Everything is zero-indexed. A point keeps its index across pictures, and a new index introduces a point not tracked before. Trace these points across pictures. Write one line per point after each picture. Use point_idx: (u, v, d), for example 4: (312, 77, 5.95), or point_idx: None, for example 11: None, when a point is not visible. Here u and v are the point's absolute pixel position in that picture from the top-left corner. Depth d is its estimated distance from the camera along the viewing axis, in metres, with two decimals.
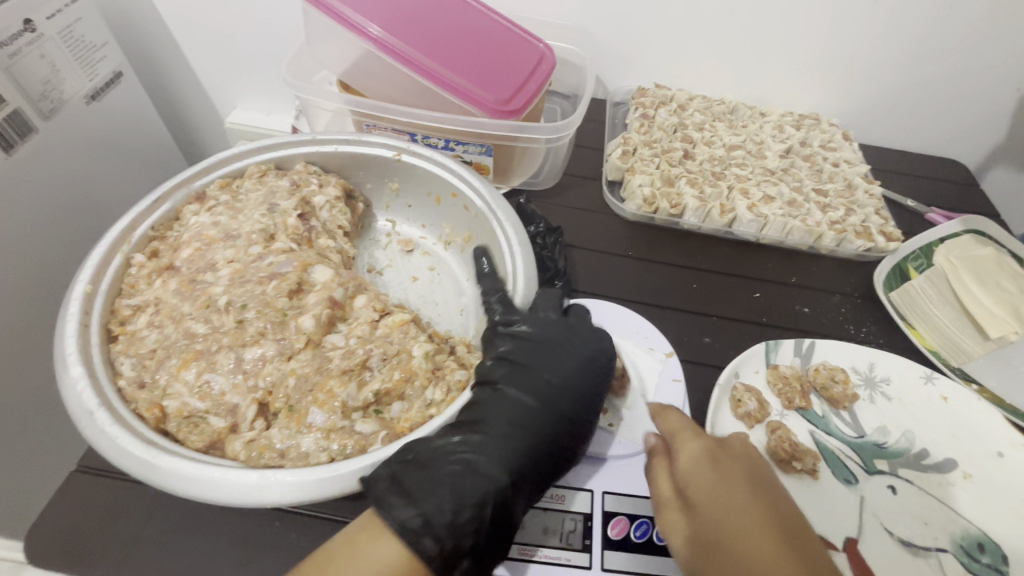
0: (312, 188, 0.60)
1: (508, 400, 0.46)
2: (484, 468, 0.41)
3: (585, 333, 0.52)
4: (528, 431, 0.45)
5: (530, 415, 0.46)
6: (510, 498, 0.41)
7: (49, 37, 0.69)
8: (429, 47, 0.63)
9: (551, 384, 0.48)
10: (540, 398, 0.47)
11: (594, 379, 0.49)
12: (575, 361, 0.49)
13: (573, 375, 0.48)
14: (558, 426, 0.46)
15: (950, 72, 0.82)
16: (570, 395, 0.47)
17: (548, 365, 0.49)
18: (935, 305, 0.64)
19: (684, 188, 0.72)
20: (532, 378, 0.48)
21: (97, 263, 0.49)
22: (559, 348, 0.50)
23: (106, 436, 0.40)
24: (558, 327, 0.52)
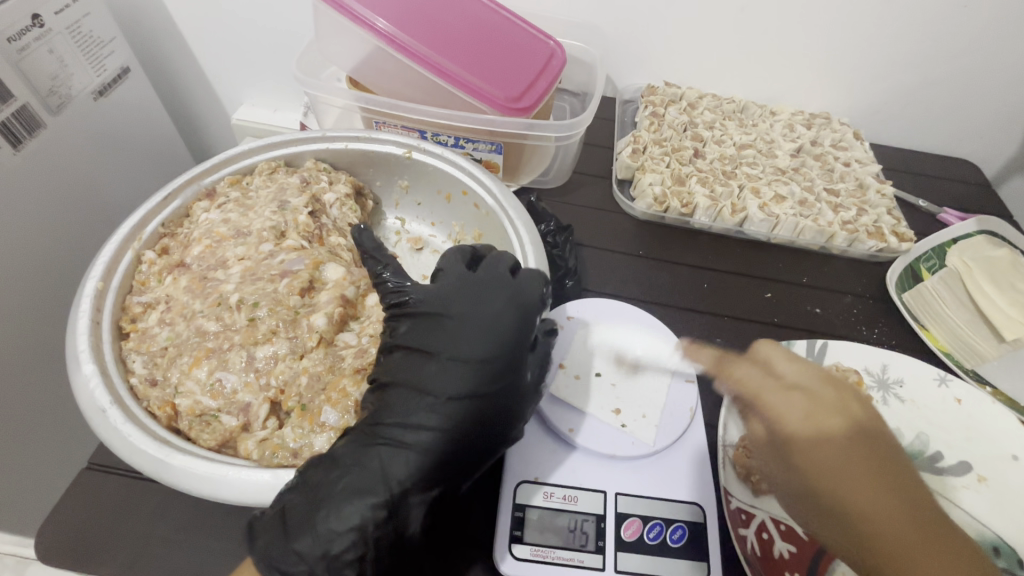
0: (322, 185, 0.59)
1: (398, 396, 0.42)
2: (364, 484, 0.39)
3: (489, 297, 0.45)
4: (422, 432, 0.40)
5: (422, 410, 0.41)
6: (399, 510, 0.39)
7: (57, 32, 0.68)
8: (440, 44, 0.63)
9: (449, 367, 0.42)
10: (432, 386, 0.42)
11: (494, 357, 0.42)
12: (474, 336, 0.43)
13: (471, 351, 0.42)
14: (456, 419, 0.41)
15: (963, 71, 0.81)
16: (464, 379, 0.42)
17: (444, 344, 0.43)
18: (948, 307, 0.64)
19: (695, 187, 0.72)
20: (429, 362, 0.43)
21: (109, 260, 0.49)
22: (458, 321, 0.44)
23: (119, 434, 0.39)
24: (455, 298, 0.45)
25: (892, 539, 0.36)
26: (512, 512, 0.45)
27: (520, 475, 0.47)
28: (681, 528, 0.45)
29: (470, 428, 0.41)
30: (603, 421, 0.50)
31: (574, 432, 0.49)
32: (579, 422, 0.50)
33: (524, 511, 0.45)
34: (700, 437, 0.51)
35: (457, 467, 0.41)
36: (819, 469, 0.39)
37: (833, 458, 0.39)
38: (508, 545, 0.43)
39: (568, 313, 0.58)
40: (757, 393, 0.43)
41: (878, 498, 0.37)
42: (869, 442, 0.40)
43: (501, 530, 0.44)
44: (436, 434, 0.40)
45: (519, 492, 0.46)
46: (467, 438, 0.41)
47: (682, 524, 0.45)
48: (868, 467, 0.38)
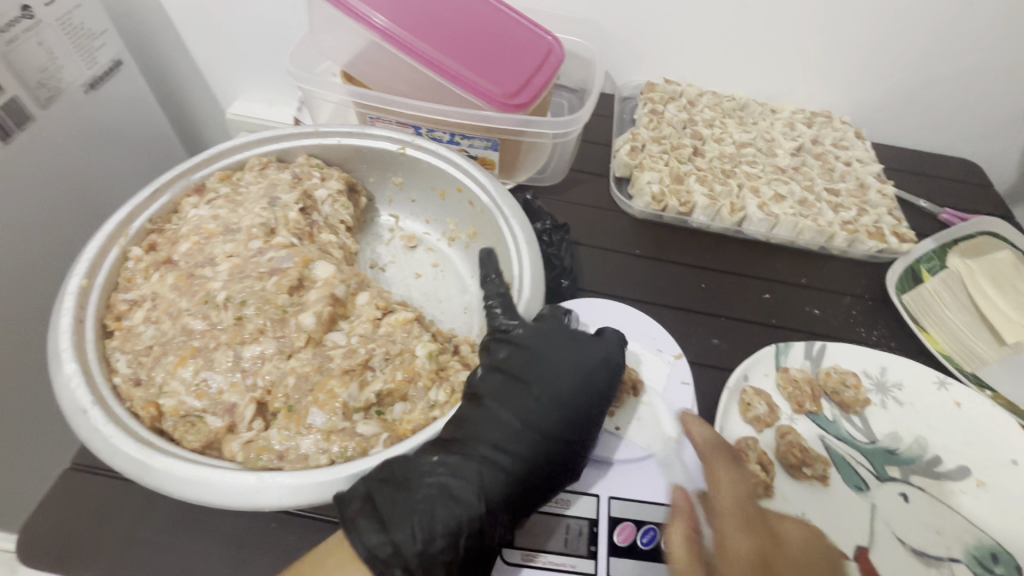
0: (314, 181, 0.58)
1: (490, 419, 0.44)
2: (460, 493, 0.40)
3: (582, 348, 0.48)
4: (511, 455, 0.43)
5: (511, 434, 0.44)
6: (489, 520, 0.40)
7: (48, 24, 0.67)
8: (434, 38, 0.62)
9: (539, 403, 0.45)
10: (531, 419, 0.44)
11: (590, 402, 0.46)
12: (566, 378, 0.46)
13: (564, 392, 0.45)
14: (546, 451, 0.43)
15: (965, 71, 0.80)
16: (563, 416, 0.45)
17: (538, 379, 0.46)
18: (949, 308, 0.63)
19: (694, 186, 0.71)
20: (528, 394, 0.45)
21: (94, 256, 0.48)
22: (551, 362, 0.47)
23: (101, 435, 0.39)
24: (552, 340, 0.48)
25: None
26: None
27: None
28: None
29: (551, 465, 0.43)
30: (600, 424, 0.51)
31: None
32: None
33: None
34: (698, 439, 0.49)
35: (541, 492, 0.43)
36: None
37: None
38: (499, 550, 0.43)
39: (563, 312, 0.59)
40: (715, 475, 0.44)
41: None
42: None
43: None
44: (521, 460, 0.43)
45: None
46: (549, 473, 0.43)
47: None
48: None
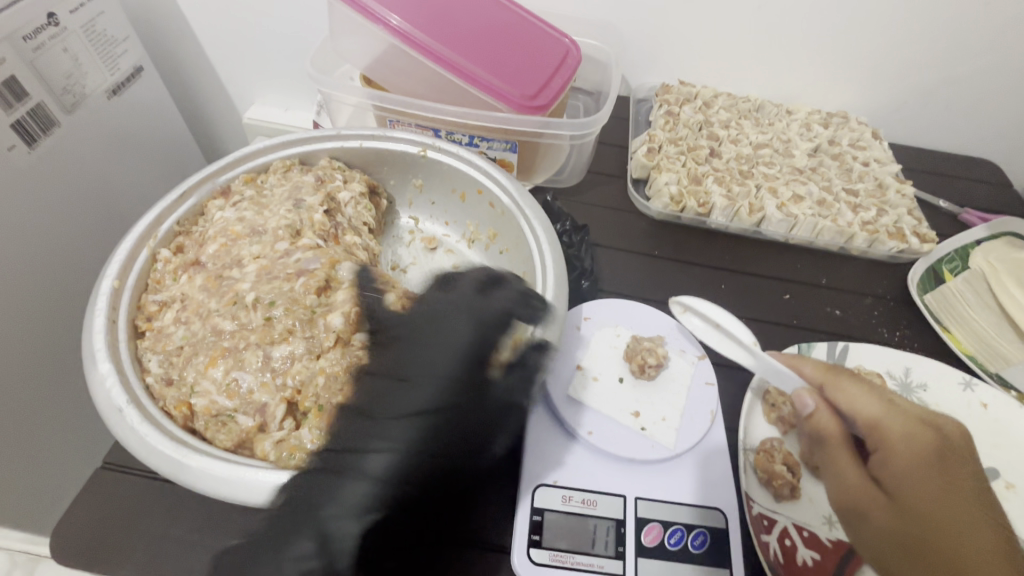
0: (337, 183, 0.58)
1: (351, 422, 0.42)
2: (301, 513, 0.38)
3: (454, 323, 0.47)
4: (369, 454, 0.40)
5: (368, 434, 0.41)
6: (340, 537, 0.37)
7: (72, 30, 0.69)
8: (455, 42, 0.62)
9: (410, 392, 0.43)
10: (394, 410, 0.42)
11: (458, 377, 0.44)
12: (438, 359, 0.45)
13: (438, 368, 0.44)
14: (416, 436, 0.41)
15: (984, 71, 0.80)
16: (429, 398, 0.43)
17: (405, 368, 0.44)
18: (973, 311, 0.62)
19: (712, 186, 0.71)
20: (398, 387, 0.43)
21: (124, 258, 0.48)
22: (424, 345, 0.45)
23: (136, 434, 0.39)
24: (420, 326, 0.47)
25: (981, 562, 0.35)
26: (529, 516, 0.44)
27: (537, 479, 0.46)
28: (703, 534, 0.44)
29: (423, 450, 0.41)
30: (625, 424, 0.49)
31: (593, 434, 0.48)
32: (599, 424, 0.48)
33: (542, 515, 0.44)
34: (721, 442, 0.49)
35: (420, 479, 0.40)
36: (937, 508, 0.38)
37: (917, 473, 0.40)
38: (527, 550, 0.42)
39: (585, 314, 0.57)
40: (872, 418, 0.44)
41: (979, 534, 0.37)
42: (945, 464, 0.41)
43: (520, 534, 0.43)
44: (384, 454, 0.40)
45: (537, 495, 0.45)
46: (423, 457, 0.40)
47: (704, 529, 0.44)
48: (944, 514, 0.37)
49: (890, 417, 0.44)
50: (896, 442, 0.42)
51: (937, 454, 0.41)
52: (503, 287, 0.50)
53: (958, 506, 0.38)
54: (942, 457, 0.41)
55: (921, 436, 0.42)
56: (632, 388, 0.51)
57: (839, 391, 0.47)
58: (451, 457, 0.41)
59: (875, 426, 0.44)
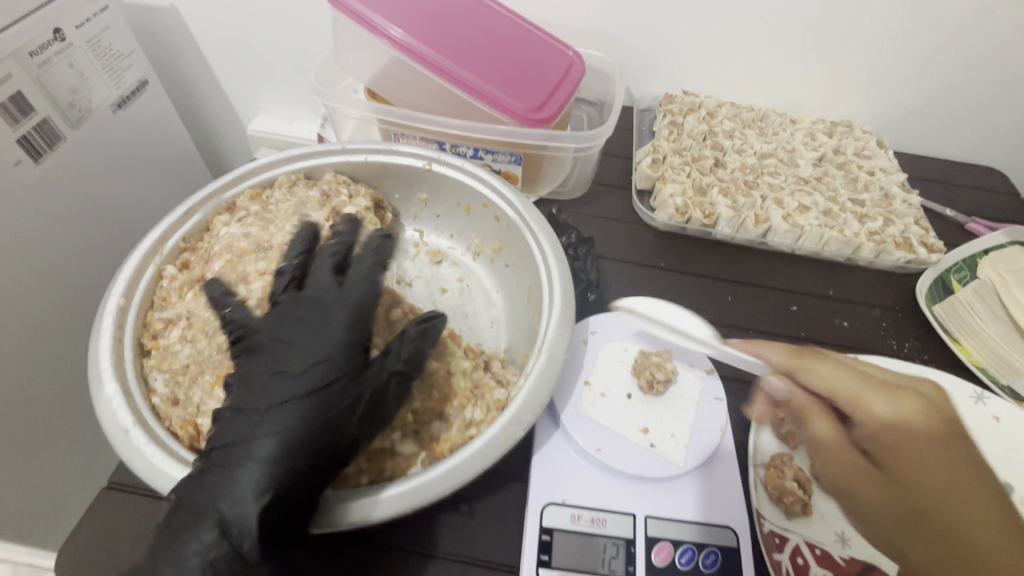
0: (342, 198, 0.58)
1: (230, 415, 0.40)
2: (195, 507, 0.36)
3: (320, 305, 0.45)
4: (250, 441, 0.38)
5: (247, 424, 0.39)
6: (238, 523, 0.36)
7: (78, 46, 0.69)
8: (460, 56, 0.62)
9: (282, 374, 0.41)
10: (268, 396, 0.40)
11: (329, 349, 0.42)
12: (306, 339, 0.43)
13: (311, 349, 0.42)
14: (294, 415, 0.39)
15: (988, 81, 0.80)
16: (299, 377, 0.41)
17: (275, 355, 0.42)
18: (985, 324, 0.61)
19: (717, 198, 0.71)
20: (269, 372, 0.41)
21: (130, 276, 0.47)
22: (292, 330, 0.43)
23: (143, 456, 0.38)
24: (291, 316, 0.44)
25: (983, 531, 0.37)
26: (538, 536, 0.43)
27: (545, 498, 0.45)
28: (714, 553, 0.43)
29: (302, 426, 0.39)
30: (634, 441, 0.48)
31: (601, 452, 0.47)
32: (607, 441, 0.48)
33: (551, 535, 0.43)
34: (731, 457, 0.48)
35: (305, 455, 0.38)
36: (935, 480, 0.38)
37: (914, 446, 0.40)
38: (535, 570, 0.42)
39: (591, 327, 0.56)
40: (855, 395, 0.43)
41: (974, 499, 0.38)
42: (936, 428, 0.41)
43: (528, 554, 0.42)
44: (265, 440, 0.38)
45: (545, 514, 0.44)
46: (303, 433, 0.39)
47: (715, 549, 0.44)
48: (947, 485, 0.38)
49: (877, 394, 0.43)
50: (885, 417, 0.41)
51: (925, 424, 0.41)
52: (359, 259, 0.49)
53: (953, 476, 0.39)
54: (932, 427, 0.41)
55: (907, 408, 0.42)
56: (640, 404, 0.50)
57: (807, 370, 0.46)
58: (333, 428, 0.39)
59: (860, 405, 0.43)
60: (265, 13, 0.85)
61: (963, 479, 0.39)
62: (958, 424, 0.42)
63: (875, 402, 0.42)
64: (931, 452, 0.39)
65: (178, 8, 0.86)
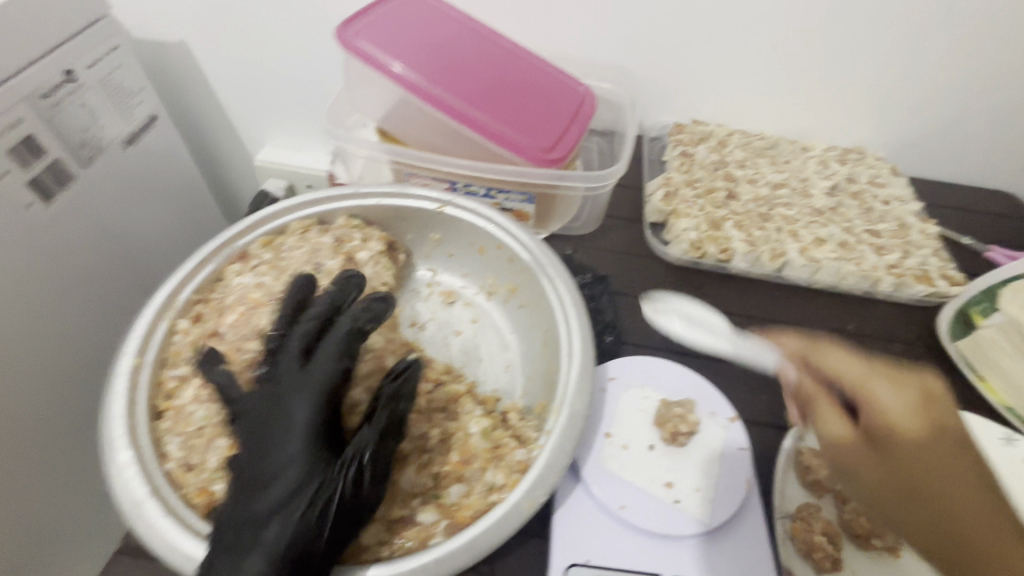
0: (355, 243, 0.58)
1: (225, 500, 0.39)
2: None
3: (293, 377, 0.43)
4: (241, 525, 0.37)
5: (235, 508, 0.38)
6: None
7: (89, 85, 0.69)
8: (472, 96, 0.62)
9: (266, 454, 0.40)
10: (255, 477, 0.39)
11: (304, 423, 0.41)
12: (281, 416, 0.41)
13: (293, 425, 0.41)
14: (281, 496, 0.38)
15: (999, 107, 0.79)
16: (281, 455, 0.39)
17: (254, 435, 0.41)
18: (1009, 359, 0.59)
19: (732, 231, 0.70)
20: (251, 454, 0.40)
21: (143, 333, 0.47)
22: (268, 409, 0.42)
23: (158, 530, 0.37)
24: (271, 393, 0.43)
25: (986, 549, 0.34)
26: None
27: (569, 558, 0.44)
28: None
29: (291, 505, 0.38)
30: (657, 496, 0.47)
31: (625, 509, 0.46)
32: (632, 498, 0.47)
33: None
34: (759, 511, 0.47)
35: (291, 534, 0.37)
36: (925, 479, 0.36)
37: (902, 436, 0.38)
38: None
39: (610, 372, 0.55)
40: (861, 383, 0.40)
41: (952, 483, 0.37)
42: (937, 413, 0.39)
43: None
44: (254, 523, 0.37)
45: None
46: (292, 512, 0.37)
47: None
48: (947, 488, 0.36)
49: (881, 387, 0.40)
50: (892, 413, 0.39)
51: (921, 410, 0.39)
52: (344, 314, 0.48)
53: (937, 461, 0.37)
54: (941, 423, 0.38)
55: (908, 395, 0.39)
56: (664, 458, 0.49)
57: (819, 359, 0.44)
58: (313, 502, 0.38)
59: (864, 389, 0.40)
60: (275, 48, 0.86)
61: (938, 481, 0.36)
62: (949, 426, 0.38)
63: (886, 393, 0.40)
64: (925, 445, 0.37)
65: (188, 43, 0.87)
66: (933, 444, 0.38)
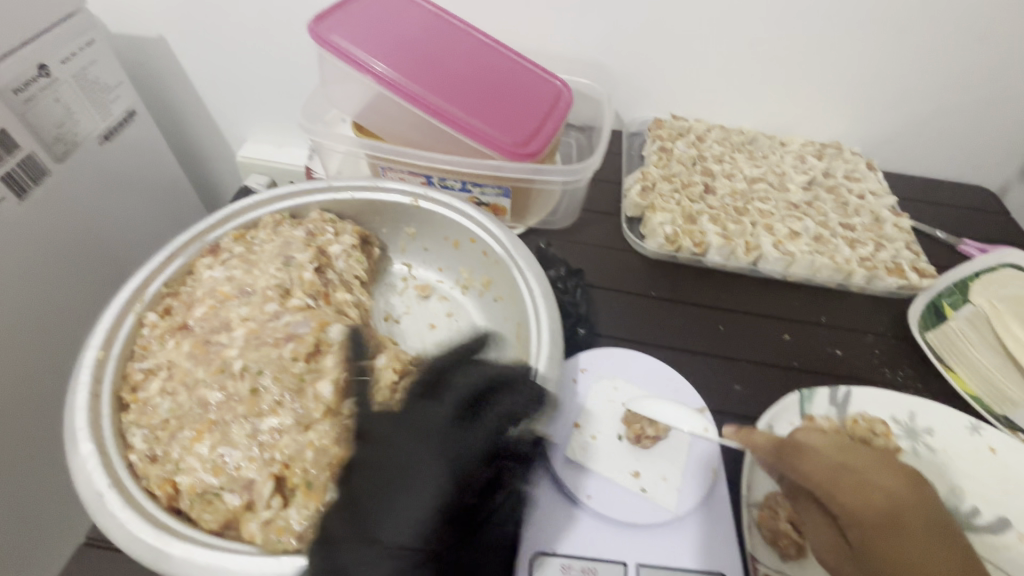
0: (328, 237, 0.58)
1: (372, 505, 0.39)
2: None
3: (441, 402, 0.44)
4: (401, 529, 0.39)
5: (387, 514, 0.39)
6: None
7: (64, 80, 0.69)
8: (446, 91, 0.62)
9: (419, 467, 0.41)
10: (404, 487, 0.40)
11: (458, 444, 0.42)
12: (429, 436, 0.42)
13: (427, 479, 0.40)
14: (438, 508, 0.40)
15: (972, 102, 0.80)
16: (438, 471, 0.41)
17: (395, 447, 0.42)
18: (976, 349, 0.61)
19: (707, 225, 0.70)
20: (397, 463, 0.41)
21: (109, 327, 0.47)
22: (409, 426, 0.43)
23: (118, 521, 0.37)
24: (411, 438, 0.42)
25: None
26: None
27: (536, 546, 0.44)
28: None
29: (444, 518, 0.39)
30: (624, 486, 0.48)
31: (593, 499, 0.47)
32: (599, 488, 0.47)
33: None
34: (724, 499, 0.48)
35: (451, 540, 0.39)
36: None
37: (903, 539, 0.40)
38: None
39: (581, 364, 0.56)
40: (822, 485, 0.43)
41: None
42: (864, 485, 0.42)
43: None
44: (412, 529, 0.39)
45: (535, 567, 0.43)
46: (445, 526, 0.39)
47: None
48: None
49: (835, 481, 0.43)
50: (853, 514, 0.41)
51: (852, 482, 0.43)
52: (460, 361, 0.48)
53: (914, 549, 0.39)
54: (907, 520, 0.41)
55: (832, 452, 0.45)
56: (628, 451, 0.50)
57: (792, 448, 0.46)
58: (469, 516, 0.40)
59: (833, 488, 0.42)
60: (254, 43, 0.86)
61: None
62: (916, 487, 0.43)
63: (812, 459, 0.45)
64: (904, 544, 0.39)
65: (167, 38, 0.87)
66: (913, 536, 0.40)
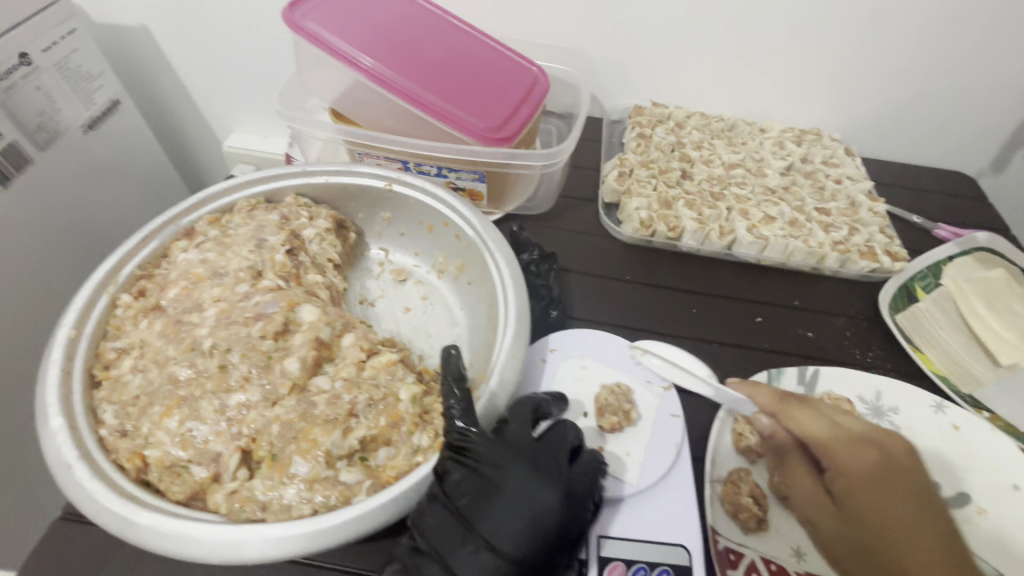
0: (302, 221, 0.59)
1: (484, 523, 0.40)
2: None
3: (549, 442, 0.45)
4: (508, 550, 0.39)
5: (501, 532, 0.40)
6: None
7: (45, 69, 0.69)
8: (422, 78, 0.63)
9: (533, 496, 0.41)
10: (518, 514, 0.41)
11: (567, 480, 0.43)
12: (541, 472, 0.43)
13: (542, 508, 0.41)
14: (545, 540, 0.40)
15: (950, 87, 0.80)
16: (551, 505, 0.41)
17: (509, 476, 0.42)
18: (943, 329, 0.63)
19: (683, 210, 0.71)
20: (511, 491, 0.42)
21: (82, 307, 0.48)
22: (525, 459, 0.43)
23: (85, 491, 0.39)
24: (521, 462, 0.43)
25: None
26: None
27: None
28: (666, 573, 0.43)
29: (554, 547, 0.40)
30: None
31: None
32: None
33: None
34: (686, 473, 0.49)
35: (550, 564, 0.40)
36: (893, 533, 0.41)
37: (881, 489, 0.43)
38: None
39: (551, 345, 0.57)
40: (825, 441, 0.45)
41: (916, 540, 0.41)
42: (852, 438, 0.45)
43: None
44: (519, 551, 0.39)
45: None
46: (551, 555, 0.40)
47: (667, 568, 0.43)
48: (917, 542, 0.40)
49: (838, 439, 0.45)
50: (851, 470, 0.44)
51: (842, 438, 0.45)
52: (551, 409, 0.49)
53: (891, 499, 0.42)
54: (893, 472, 0.44)
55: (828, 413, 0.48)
56: (594, 435, 0.51)
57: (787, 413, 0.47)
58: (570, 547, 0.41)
59: (825, 446, 0.45)
60: (236, 32, 0.86)
61: (917, 538, 0.41)
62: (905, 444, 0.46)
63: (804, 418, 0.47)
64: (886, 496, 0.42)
65: (149, 27, 0.87)
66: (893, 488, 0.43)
